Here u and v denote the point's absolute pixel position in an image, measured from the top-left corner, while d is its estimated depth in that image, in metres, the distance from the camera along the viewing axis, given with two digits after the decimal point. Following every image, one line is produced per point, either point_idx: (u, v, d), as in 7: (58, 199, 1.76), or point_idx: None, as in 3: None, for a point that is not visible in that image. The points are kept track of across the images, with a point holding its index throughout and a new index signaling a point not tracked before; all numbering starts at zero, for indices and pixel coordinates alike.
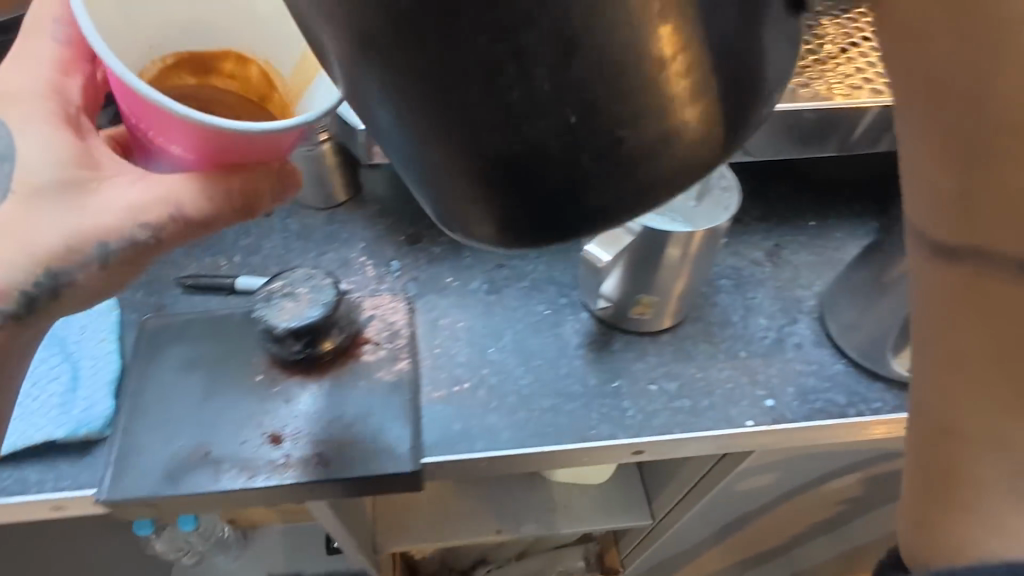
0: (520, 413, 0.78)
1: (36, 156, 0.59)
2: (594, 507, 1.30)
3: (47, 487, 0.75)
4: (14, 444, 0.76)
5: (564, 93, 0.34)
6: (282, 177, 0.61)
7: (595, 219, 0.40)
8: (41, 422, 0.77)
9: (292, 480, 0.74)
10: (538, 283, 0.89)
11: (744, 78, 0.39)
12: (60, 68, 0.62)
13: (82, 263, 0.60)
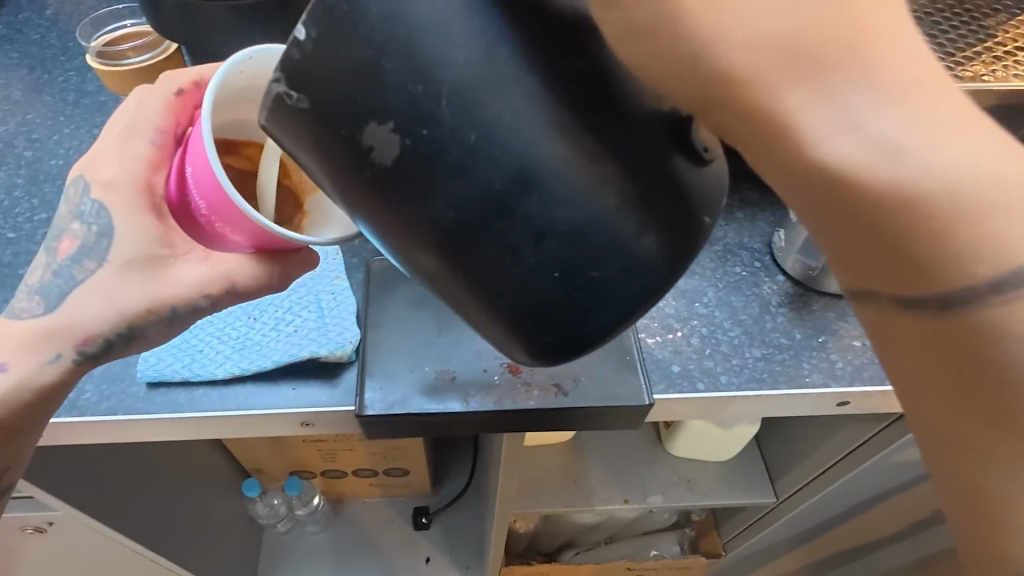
0: (744, 366, 0.67)
1: (132, 245, 0.46)
2: (718, 480, 1.06)
3: (263, 401, 0.64)
4: (278, 359, 0.65)
5: (544, 259, 0.32)
6: (305, 263, 0.51)
7: (608, 335, 0.36)
8: (303, 339, 0.66)
9: (534, 406, 0.62)
10: (732, 247, 0.76)
11: (687, 199, 0.33)
12: (148, 163, 0.48)
13: (158, 327, 0.48)
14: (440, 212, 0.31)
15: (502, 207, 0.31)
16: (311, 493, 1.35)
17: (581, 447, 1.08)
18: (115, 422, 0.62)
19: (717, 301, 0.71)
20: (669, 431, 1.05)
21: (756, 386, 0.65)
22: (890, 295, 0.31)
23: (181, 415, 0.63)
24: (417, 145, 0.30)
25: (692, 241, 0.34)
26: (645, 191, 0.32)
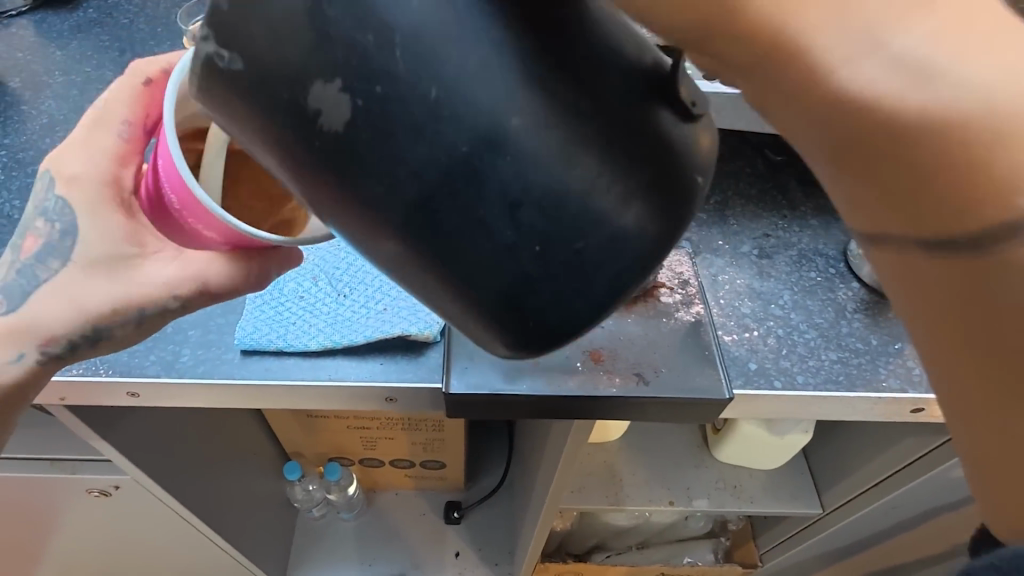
0: (820, 368, 0.57)
1: (99, 243, 0.45)
2: (766, 488, 0.95)
3: (352, 375, 0.57)
4: (370, 334, 0.57)
5: (521, 231, 0.28)
6: (284, 260, 0.49)
7: (596, 319, 0.31)
8: (393, 316, 0.58)
9: (616, 394, 0.53)
10: (808, 254, 0.65)
11: (671, 162, 0.29)
12: (115, 157, 0.47)
13: (125, 329, 0.48)
14: (401, 185, 0.27)
15: (469, 169, 0.26)
16: (348, 480, 1.34)
17: (624, 446, 0.95)
18: (201, 386, 0.57)
19: (794, 304, 0.61)
20: (716, 435, 0.93)
21: (833, 388, 0.55)
22: (912, 239, 0.27)
23: (269, 384, 0.57)
24: (370, 104, 0.26)
25: (678, 207, 0.30)
26: (628, 151, 0.28)
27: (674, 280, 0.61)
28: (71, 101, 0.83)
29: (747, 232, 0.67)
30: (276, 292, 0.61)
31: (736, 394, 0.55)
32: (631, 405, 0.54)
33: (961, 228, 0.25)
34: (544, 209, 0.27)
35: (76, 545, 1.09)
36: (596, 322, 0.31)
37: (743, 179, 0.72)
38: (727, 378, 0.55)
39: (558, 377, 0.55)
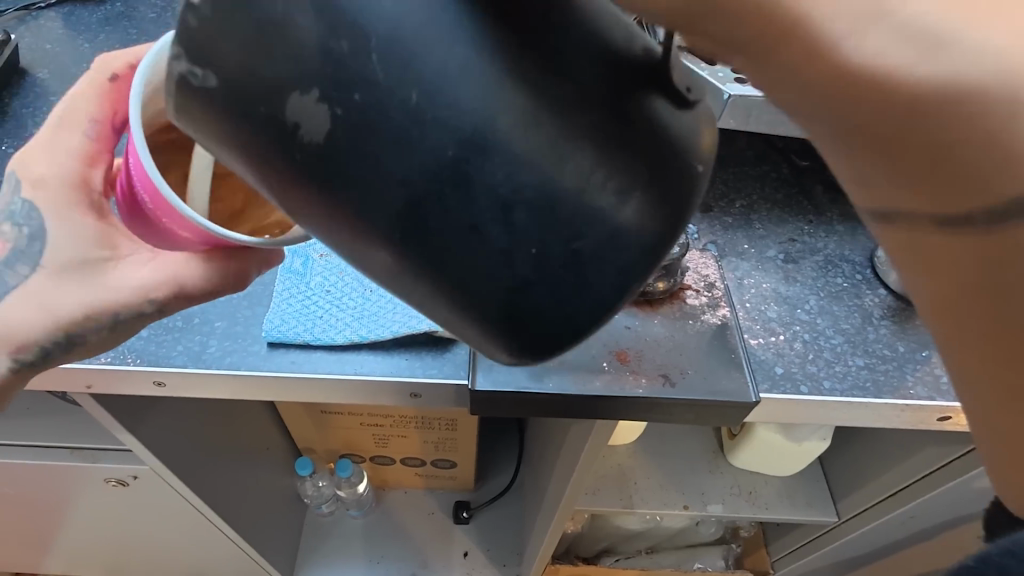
0: (847, 373, 0.56)
1: (70, 246, 0.45)
2: (780, 495, 0.94)
3: (377, 370, 0.57)
4: (396, 331, 0.58)
5: (516, 234, 0.27)
6: (265, 261, 0.47)
7: (600, 319, 0.31)
8: (420, 312, 0.59)
9: (642, 394, 0.53)
10: (834, 259, 0.65)
11: (668, 158, 0.28)
12: (82, 156, 0.46)
13: (99, 334, 0.48)
14: (387, 194, 0.26)
15: (459, 174, 0.26)
16: (359, 478, 1.34)
17: (639, 450, 0.95)
18: (228, 377, 0.57)
19: (820, 309, 0.61)
20: (731, 441, 0.93)
21: (859, 395, 0.55)
22: (926, 217, 0.27)
23: (295, 377, 0.57)
24: (346, 114, 0.25)
25: (677, 207, 0.29)
26: (619, 147, 0.27)
27: (699, 282, 0.61)
28: None
29: (773, 237, 0.67)
30: (302, 286, 0.61)
31: (763, 399, 0.55)
32: (659, 406, 0.54)
33: (976, 203, 0.25)
34: (534, 205, 0.27)
35: (90, 534, 1.10)
36: (601, 322, 0.31)
37: (769, 183, 0.72)
38: (754, 383, 0.55)
39: (584, 376, 0.55)
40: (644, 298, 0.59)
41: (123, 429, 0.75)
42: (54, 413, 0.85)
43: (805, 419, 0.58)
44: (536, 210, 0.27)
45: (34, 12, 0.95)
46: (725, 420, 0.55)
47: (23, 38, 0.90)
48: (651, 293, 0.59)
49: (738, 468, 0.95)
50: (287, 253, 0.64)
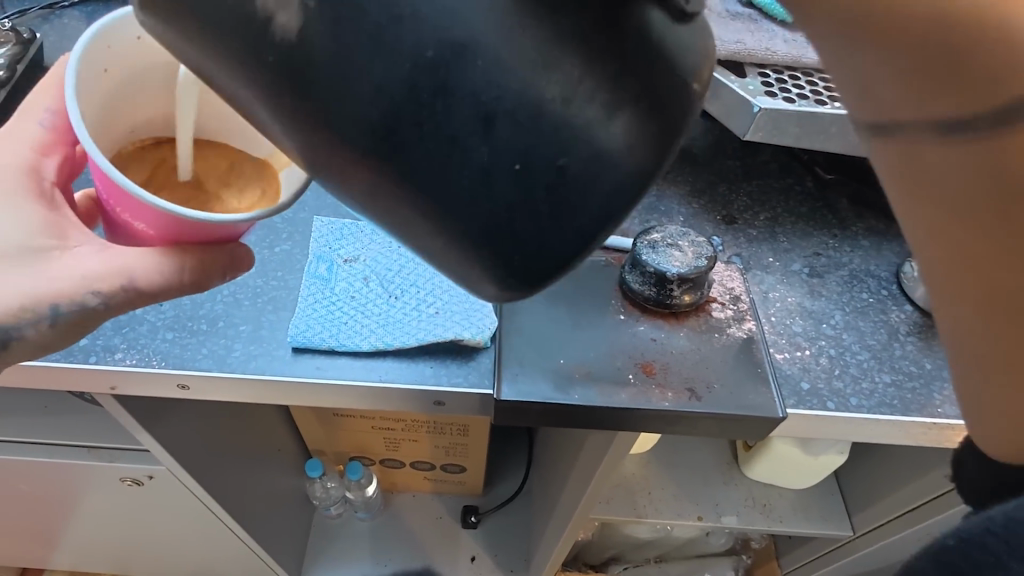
0: (874, 391, 0.56)
1: (9, 233, 0.44)
2: (795, 508, 0.94)
3: (402, 378, 0.57)
4: (421, 338, 0.58)
5: (497, 147, 0.25)
6: (230, 262, 0.47)
7: (588, 245, 0.28)
8: (446, 320, 0.59)
9: (669, 407, 0.53)
10: (860, 274, 0.65)
11: (659, 71, 0.26)
12: (37, 146, 0.46)
13: (38, 329, 0.46)
14: (363, 102, 0.25)
15: (438, 82, 0.24)
16: (368, 480, 1.34)
17: (652, 459, 0.95)
18: (252, 382, 0.57)
19: (846, 324, 0.61)
20: (746, 452, 0.92)
21: (887, 412, 0.55)
22: (929, 125, 0.25)
23: (319, 383, 0.57)
24: (329, 19, 0.24)
25: (670, 128, 0.27)
26: (607, 53, 0.25)
27: (724, 295, 0.61)
28: None
29: (798, 250, 0.67)
30: (327, 291, 0.62)
31: (790, 414, 0.55)
32: (684, 419, 0.54)
33: (983, 106, 0.24)
34: (517, 117, 0.25)
35: (99, 530, 1.10)
36: (589, 251, 0.28)
37: (793, 197, 0.72)
38: (781, 397, 0.55)
39: (610, 388, 0.54)
40: (670, 311, 0.59)
41: (140, 428, 0.74)
42: (70, 409, 0.86)
43: (830, 435, 0.57)
44: (519, 120, 0.25)
45: (58, 11, 0.96)
46: (747, 434, 0.55)
47: (48, 36, 0.91)
48: (676, 305, 0.58)
49: (752, 480, 0.95)
50: (312, 258, 0.64)
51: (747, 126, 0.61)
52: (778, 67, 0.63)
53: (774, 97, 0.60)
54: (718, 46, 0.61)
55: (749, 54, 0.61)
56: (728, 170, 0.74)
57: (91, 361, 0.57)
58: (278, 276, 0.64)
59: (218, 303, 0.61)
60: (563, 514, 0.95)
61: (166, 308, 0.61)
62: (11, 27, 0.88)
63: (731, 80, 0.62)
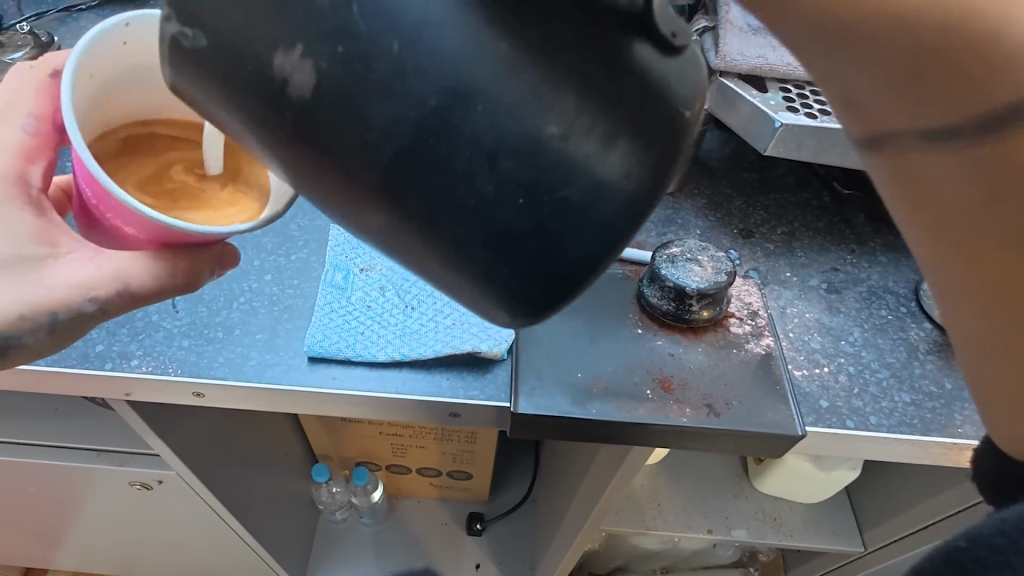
0: (893, 410, 0.56)
1: (1, 242, 0.43)
2: (805, 523, 0.93)
3: (417, 389, 0.57)
4: (439, 350, 0.57)
5: (501, 181, 0.25)
6: (218, 260, 0.46)
7: (596, 269, 0.27)
8: (463, 332, 0.58)
9: (687, 424, 0.53)
10: (878, 291, 0.65)
11: (656, 97, 0.26)
12: (21, 152, 0.45)
13: (35, 336, 0.44)
14: (373, 141, 0.25)
15: (441, 119, 0.24)
16: (375, 486, 1.33)
17: (662, 471, 0.94)
18: (268, 391, 0.57)
19: (865, 342, 0.60)
20: (757, 465, 0.92)
21: (907, 432, 0.54)
22: (919, 132, 0.24)
23: (335, 393, 0.57)
24: None
25: (669, 150, 0.27)
26: (603, 81, 0.25)
27: (742, 310, 0.61)
28: None
29: (815, 265, 0.67)
30: (343, 300, 0.61)
31: (809, 432, 0.54)
32: (703, 436, 0.54)
33: (975, 114, 0.23)
34: (505, 154, 0.25)
35: (105, 532, 1.10)
36: (599, 275, 0.28)
37: (811, 212, 0.72)
38: (800, 415, 0.55)
39: (627, 403, 0.54)
40: (688, 326, 0.59)
41: (151, 433, 0.74)
42: (81, 412, 0.85)
43: (849, 453, 0.57)
44: (508, 151, 0.25)
45: (75, 14, 0.96)
46: (766, 451, 0.55)
47: (66, 40, 0.92)
48: (694, 321, 0.58)
49: (762, 494, 0.94)
50: (329, 267, 0.64)
51: (767, 141, 0.61)
52: (799, 82, 0.63)
53: (795, 113, 0.60)
54: (739, 61, 0.61)
55: (770, 69, 0.61)
56: (745, 183, 0.74)
57: (106, 368, 0.57)
58: (294, 285, 0.64)
59: (234, 311, 0.61)
60: (572, 525, 0.94)
61: (181, 315, 0.61)
62: (29, 30, 0.89)
63: (752, 95, 0.61)
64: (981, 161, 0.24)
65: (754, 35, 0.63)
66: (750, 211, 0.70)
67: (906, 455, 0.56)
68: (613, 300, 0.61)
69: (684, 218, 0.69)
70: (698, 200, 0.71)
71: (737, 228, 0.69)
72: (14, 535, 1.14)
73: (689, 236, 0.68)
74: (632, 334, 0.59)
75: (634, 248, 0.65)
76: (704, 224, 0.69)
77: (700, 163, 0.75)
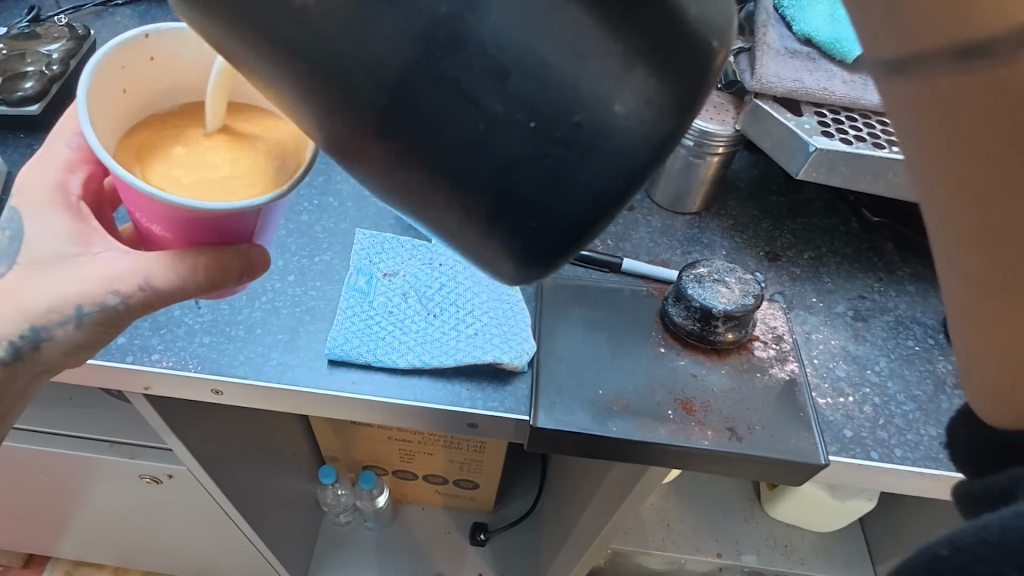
0: (919, 443, 0.55)
1: (43, 244, 0.44)
2: (817, 551, 0.92)
3: (436, 398, 0.57)
4: (459, 359, 0.57)
5: (508, 100, 0.22)
6: (247, 264, 0.43)
7: (601, 212, 0.25)
8: (484, 343, 0.58)
9: (708, 447, 0.52)
10: (905, 320, 0.64)
11: (679, 35, 0.23)
12: (64, 164, 0.47)
13: (65, 330, 0.45)
14: (376, 63, 0.23)
15: (450, 35, 0.22)
16: (380, 490, 1.32)
17: (673, 491, 0.93)
18: (288, 392, 0.57)
19: (891, 372, 0.59)
20: (770, 490, 0.91)
21: (932, 466, 0.53)
22: (946, 59, 0.21)
23: (354, 397, 0.57)
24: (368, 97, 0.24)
25: (690, 93, 0.24)
26: (631, 0, 0.22)
27: (767, 334, 0.60)
28: None
29: (841, 292, 0.66)
30: (365, 305, 0.61)
31: (831, 461, 0.53)
32: (723, 460, 0.53)
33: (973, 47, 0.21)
34: (510, 79, 0.22)
35: (111, 522, 1.10)
36: (604, 217, 0.25)
37: (838, 237, 0.71)
38: (824, 443, 0.54)
39: (649, 423, 0.54)
40: (711, 348, 0.58)
41: (166, 426, 0.74)
42: (97, 403, 0.86)
43: (871, 485, 0.56)
44: (527, 78, 0.22)
45: (111, 8, 0.98)
46: (784, 478, 0.54)
47: (101, 33, 0.93)
48: (718, 342, 0.58)
49: (774, 519, 0.93)
50: (352, 270, 0.64)
51: (800, 164, 0.60)
52: (834, 107, 0.63)
53: (831, 137, 0.60)
54: (775, 83, 0.61)
55: (806, 93, 0.61)
56: (773, 207, 0.73)
57: (127, 361, 0.57)
58: (316, 287, 0.64)
59: (255, 310, 0.61)
60: (579, 541, 0.93)
61: (203, 311, 0.61)
62: (66, 22, 0.90)
63: (787, 118, 0.61)
64: (988, 111, 0.21)
65: (790, 57, 0.63)
66: (778, 233, 0.70)
67: (924, 488, 0.55)
68: (638, 317, 0.61)
69: (709, 237, 0.69)
70: (724, 220, 0.71)
71: (764, 250, 0.69)
72: (19, 520, 1.14)
73: (716, 255, 0.68)
74: (655, 352, 0.58)
75: (658, 266, 0.65)
76: (730, 245, 0.69)
77: (732, 183, 0.75)
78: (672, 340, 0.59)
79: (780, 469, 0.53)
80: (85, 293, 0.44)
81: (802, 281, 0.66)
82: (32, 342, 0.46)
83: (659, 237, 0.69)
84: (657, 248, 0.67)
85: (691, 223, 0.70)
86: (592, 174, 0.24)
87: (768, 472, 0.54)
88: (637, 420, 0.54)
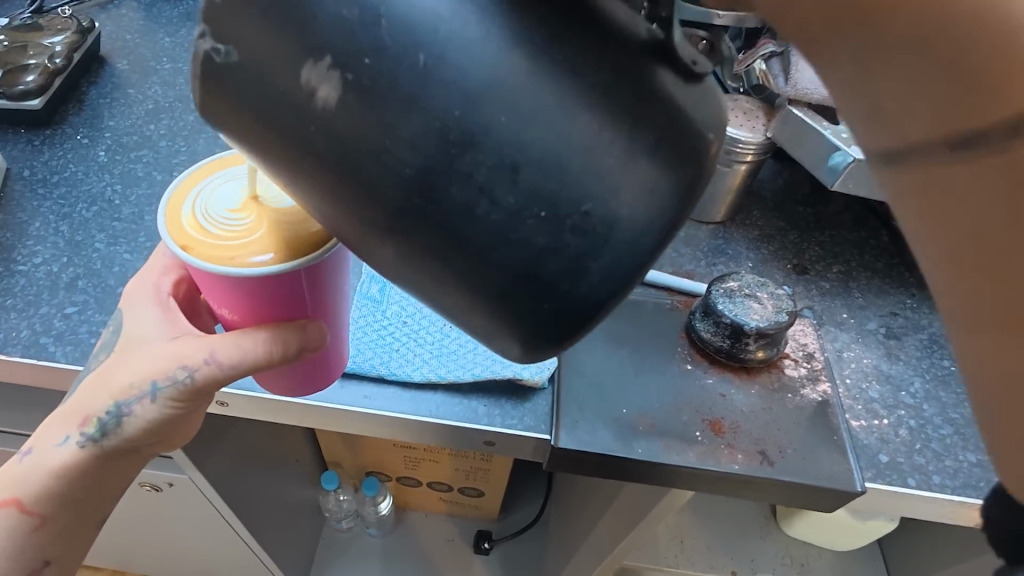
0: (958, 470, 0.52)
1: (136, 335, 0.45)
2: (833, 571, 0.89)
3: (453, 414, 0.54)
4: (477, 374, 0.54)
5: (524, 194, 0.22)
6: (301, 336, 0.40)
7: (618, 293, 0.24)
8: (504, 357, 0.55)
9: (738, 471, 0.50)
10: (939, 339, 0.61)
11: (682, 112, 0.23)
12: (162, 269, 0.48)
13: (144, 406, 0.44)
14: (408, 168, 0.22)
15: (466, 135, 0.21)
16: (383, 496, 1.30)
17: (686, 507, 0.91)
18: (297, 406, 0.55)
19: (926, 394, 0.57)
20: (786, 508, 0.88)
21: (973, 495, 0.51)
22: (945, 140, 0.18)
23: (366, 413, 0.54)
24: (363, 86, 0.21)
25: (695, 180, 0.23)
26: (636, 90, 0.22)
27: (798, 352, 0.58)
28: (177, 90, 0.84)
29: (872, 309, 0.63)
30: (378, 315, 0.59)
31: (867, 488, 0.51)
32: (753, 485, 0.51)
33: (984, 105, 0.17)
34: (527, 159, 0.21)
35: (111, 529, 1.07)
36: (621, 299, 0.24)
37: (868, 251, 0.68)
38: (859, 469, 0.51)
39: (676, 445, 0.51)
40: (740, 365, 0.56)
41: None
42: None
43: (906, 511, 0.53)
44: (536, 161, 0.21)
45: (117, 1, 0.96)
46: (815, 504, 0.52)
47: (105, 27, 0.91)
48: (748, 360, 0.55)
49: (789, 538, 0.90)
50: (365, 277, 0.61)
51: (836, 175, 0.58)
52: None
53: None
54: (810, 89, 0.58)
55: None
56: (799, 217, 0.70)
57: None
58: None
59: None
60: (589, 558, 0.90)
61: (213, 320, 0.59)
62: (71, 14, 0.88)
63: (823, 126, 0.58)
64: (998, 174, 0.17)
65: None
66: (807, 244, 0.68)
67: (956, 516, 0.52)
68: (661, 330, 0.58)
69: (734, 248, 0.67)
70: (750, 230, 0.68)
71: (791, 263, 0.66)
72: None
73: (741, 267, 0.65)
74: (681, 369, 0.56)
75: (682, 279, 0.62)
76: (756, 257, 0.66)
77: (760, 193, 0.72)
78: (697, 357, 0.56)
79: (809, 496, 0.51)
80: (160, 370, 0.43)
81: (830, 296, 0.64)
82: (117, 419, 0.45)
83: (682, 248, 0.66)
84: (681, 259, 0.65)
85: (719, 235, 0.68)
86: (605, 262, 0.23)
87: (798, 496, 0.51)
88: (665, 441, 0.51)
